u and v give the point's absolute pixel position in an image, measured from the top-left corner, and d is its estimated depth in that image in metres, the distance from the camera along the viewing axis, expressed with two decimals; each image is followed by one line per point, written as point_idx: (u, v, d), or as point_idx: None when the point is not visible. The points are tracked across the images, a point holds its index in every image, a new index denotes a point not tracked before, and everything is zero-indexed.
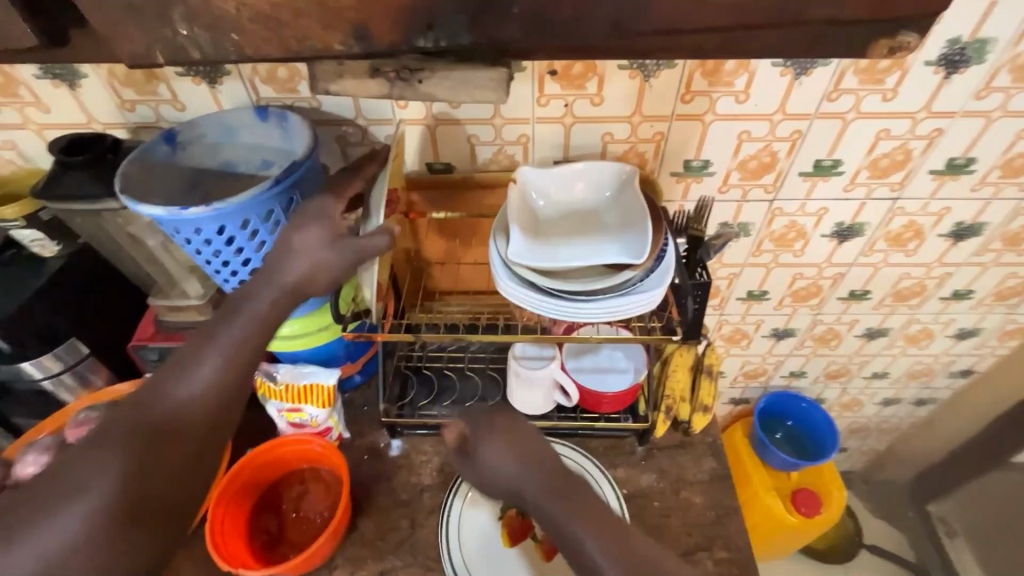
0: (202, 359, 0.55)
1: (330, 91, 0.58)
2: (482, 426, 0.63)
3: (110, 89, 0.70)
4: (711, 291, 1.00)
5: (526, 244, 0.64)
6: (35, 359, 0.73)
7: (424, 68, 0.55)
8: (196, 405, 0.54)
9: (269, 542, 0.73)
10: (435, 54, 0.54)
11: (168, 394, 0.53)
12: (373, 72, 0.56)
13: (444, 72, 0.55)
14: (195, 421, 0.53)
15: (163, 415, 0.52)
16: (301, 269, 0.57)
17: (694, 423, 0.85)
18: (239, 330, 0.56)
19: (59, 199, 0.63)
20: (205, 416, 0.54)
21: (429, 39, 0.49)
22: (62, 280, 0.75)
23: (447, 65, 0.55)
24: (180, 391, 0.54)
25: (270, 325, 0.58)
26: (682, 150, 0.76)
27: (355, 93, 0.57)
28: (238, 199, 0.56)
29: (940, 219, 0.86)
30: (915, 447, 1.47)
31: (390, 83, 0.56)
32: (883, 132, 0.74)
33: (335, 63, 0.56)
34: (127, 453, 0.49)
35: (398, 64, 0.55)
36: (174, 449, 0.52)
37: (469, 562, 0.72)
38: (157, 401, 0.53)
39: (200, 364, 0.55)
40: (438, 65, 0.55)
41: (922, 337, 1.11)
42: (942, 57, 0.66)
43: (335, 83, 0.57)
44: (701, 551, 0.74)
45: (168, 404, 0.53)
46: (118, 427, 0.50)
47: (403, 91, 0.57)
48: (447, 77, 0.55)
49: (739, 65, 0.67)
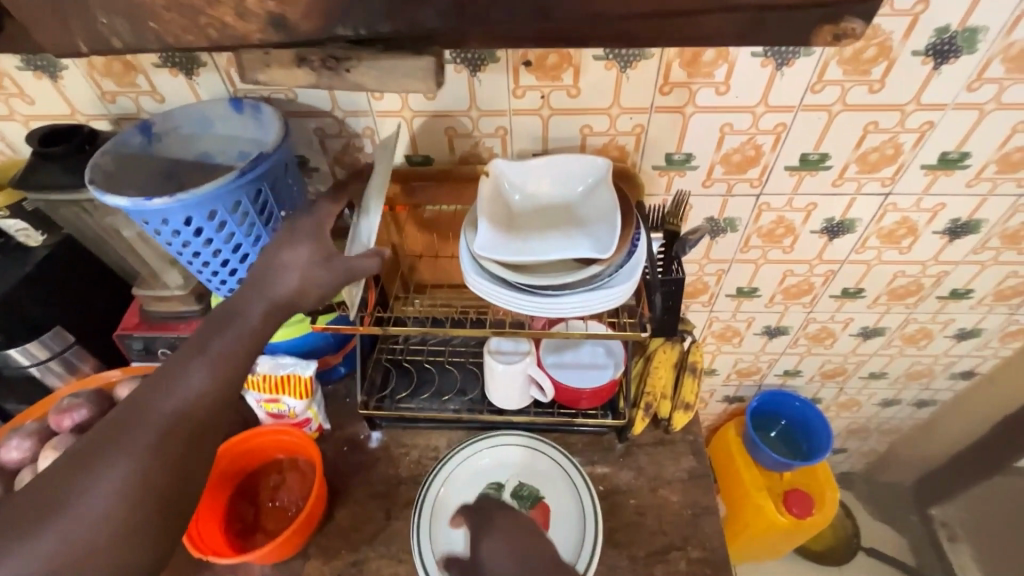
0: (191, 366, 0.53)
1: (258, 81, 0.57)
2: (482, 523, 0.74)
3: (90, 81, 0.71)
4: (699, 288, 0.99)
5: (497, 238, 0.63)
6: (20, 346, 0.75)
7: (350, 58, 0.54)
8: (187, 415, 0.52)
9: (244, 529, 0.74)
10: (361, 43, 0.54)
11: (159, 403, 0.52)
12: (299, 61, 0.56)
13: (372, 61, 0.55)
14: (185, 431, 0.52)
15: (154, 425, 0.51)
16: (284, 281, 0.57)
17: (673, 421, 0.83)
18: (229, 338, 0.55)
19: (36, 189, 0.65)
20: (196, 425, 0.52)
21: (347, 27, 0.48)
22: (47, 269, 0.76)
23: (374, 54, 0.54)
24: (175, 401, 0.52)
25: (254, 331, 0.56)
26: (663, 143, 0.75)
27: (285, 83, 0.57)
28: (202, 190, 0.57)
29: (935, 215, 0.83)
30: (916, 449, 1.44)
31: (317, 73, 0.56)
32: (871, 125, 0.71)
33: (261, 52, 0.56)
34: (116, 466, 0.48)
35: (323, 53, 0.55)
36: (169, 463, 0.50)
37: (439, 552, 0.72)
38: (148, 410, 0.51)
39: (190, 373, 0.53)
40: (365, 54, 0.54)
41: (921, 337, 1.08)
42: (930, 47, 0.63)
43: (263, 73, 0.57)
44: (676, 550, 0.74)
45: (159, 414, 0.51)
46: (106, 439, 0.49)
47: (332, 79, 0.56)
48: (375, 66, 0.55)
49: (718, 55, 0.65)
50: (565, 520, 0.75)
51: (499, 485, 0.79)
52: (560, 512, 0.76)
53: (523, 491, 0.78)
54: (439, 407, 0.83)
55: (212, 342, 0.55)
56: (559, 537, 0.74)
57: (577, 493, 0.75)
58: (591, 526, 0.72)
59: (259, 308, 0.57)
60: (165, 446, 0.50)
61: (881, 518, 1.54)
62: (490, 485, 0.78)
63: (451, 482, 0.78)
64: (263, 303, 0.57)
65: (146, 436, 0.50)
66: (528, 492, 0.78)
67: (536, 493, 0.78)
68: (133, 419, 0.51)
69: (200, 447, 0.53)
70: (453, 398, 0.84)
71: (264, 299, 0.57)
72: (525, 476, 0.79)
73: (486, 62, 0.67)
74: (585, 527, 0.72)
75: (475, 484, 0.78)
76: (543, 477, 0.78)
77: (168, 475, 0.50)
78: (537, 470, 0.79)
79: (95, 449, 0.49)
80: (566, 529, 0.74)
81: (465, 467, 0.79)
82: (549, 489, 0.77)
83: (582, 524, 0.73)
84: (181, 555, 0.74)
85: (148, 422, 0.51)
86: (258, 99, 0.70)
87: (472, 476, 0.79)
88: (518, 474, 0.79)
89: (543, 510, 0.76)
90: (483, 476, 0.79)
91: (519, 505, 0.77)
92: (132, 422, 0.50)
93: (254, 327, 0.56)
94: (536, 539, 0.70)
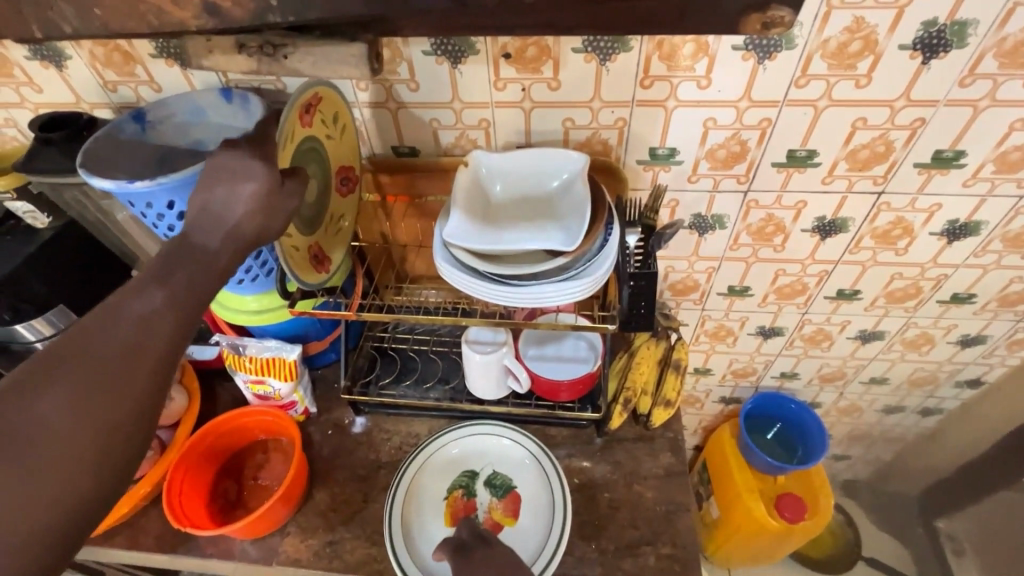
0: (147, 295, 0.50)
1: (204, 66, 0.61)
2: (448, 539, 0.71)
3: (92, 70, 0.74)
4: (690, 285, 0.98)
5: (469, 228, 0.64)
6: (26, 322, 0.79)
7: (287, 44, 0.57)
8: (139, 348, 0.49)
9: (226, 505, 0.77)
10: (297, 30, 0.57)
11: (108, 335, 0.48)
12: (240, 47, 0.59)
13: (307, 48, 0.57)
14: (136, 366, 0.48)
15: (105, 349, 0.47)
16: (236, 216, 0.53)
17: (653, 417, 0.84)
18: (189, 273, 0.52)
19: (36, 172, 0.69)
20: (147, 361, 0.49)
21: (277, 13, 0.49)
22: (51, 250, 0.80)
23: (310, 40, 0.57)
24: (124, 324, 0.49)
25: (211, 262, 0.53)
26: (646, 137, 0.74)
27: (225, 68, 0.60)
28: (181, 174, 0.59)
29: (931, 216, 0.81)
30: (923, 459, 1.40)
31: (255, 58, 0.59)
32: (860, 121, 0.70)
33: (204, 39, 0.60)
34: (61, 391, 0.45)
35: (261, 39, 0.58)
36: (118, 387, 0.47)
37: (409, 533, 0.74)
38: (96, 341, 0.47)
39: (144, 304, 0.50)
40: (300, 41, 0.57)
41: (923, 343, 1.05)
42: (918, 41, 0.62)
43: (206, 58, 0.60)
44: (646, 545, 0.74)
45: (114, 340, 0.48)
46: (47, 368, 0.45)
47: (271, 66, 0.59)
48: (310, 53, 0.57)
49: (698, 48, 0.65)
50: (536, 511, 0.76)
51: (472, 474, 0.80)
52: (532, 502, 0.77)
53: (497, 480, 0.79)
54: (420, 395, 0.85)
55: (174, 275, 0.51)
56: (529, 526, 0.75)
57: (549, 484, 0.76)
58: (560, 516, 0.73)
59: (219, 244, 0.54)
60: (113, 380, 0.47)
61: (885, 528, 1.50)
62: (465, 473, 0.80)
63: (426, 469, 0.79)
64: (224, 234, 0.54)
65: (92, 367, 0.46)
66: (502, 480, 0.79)
67: (509, 483, 0.79)
68: (79, 348, 0.47)
69: (151, 386, 0.49)
70: (435, 386, 0.86)
71: (220, 234, 0.54)
72: (500, 466, 0.80)
73: (466, 54, 0.67)
74: (554, 517, 0.73)
75: (450, 472, 0.80)
76: (517, 467, 0.80)
77: (115, 409, 0.47)
78: (511, 461, 0.80)
79: (34, 378, 0.45)
80: (536, 519, 0.75)
81: (439, 456, 0.80)
82: (521, 480, 0.79)
83: (552, 515, 0.74)
84: (167, 528, 0.77)
85: (98, 349, 0.47)
86: (248, 89, 0.72)
87: (445, 465, 0.80)
88: (493, 463, 0.80)
89: (515, 499, 0.78)
90: (455, 467, 0.80)
91: (492, 493, 0.78)
92: (78, 352, 0.47)
93: (220, 265, 0.54)
94: (514, 565, 0.65)
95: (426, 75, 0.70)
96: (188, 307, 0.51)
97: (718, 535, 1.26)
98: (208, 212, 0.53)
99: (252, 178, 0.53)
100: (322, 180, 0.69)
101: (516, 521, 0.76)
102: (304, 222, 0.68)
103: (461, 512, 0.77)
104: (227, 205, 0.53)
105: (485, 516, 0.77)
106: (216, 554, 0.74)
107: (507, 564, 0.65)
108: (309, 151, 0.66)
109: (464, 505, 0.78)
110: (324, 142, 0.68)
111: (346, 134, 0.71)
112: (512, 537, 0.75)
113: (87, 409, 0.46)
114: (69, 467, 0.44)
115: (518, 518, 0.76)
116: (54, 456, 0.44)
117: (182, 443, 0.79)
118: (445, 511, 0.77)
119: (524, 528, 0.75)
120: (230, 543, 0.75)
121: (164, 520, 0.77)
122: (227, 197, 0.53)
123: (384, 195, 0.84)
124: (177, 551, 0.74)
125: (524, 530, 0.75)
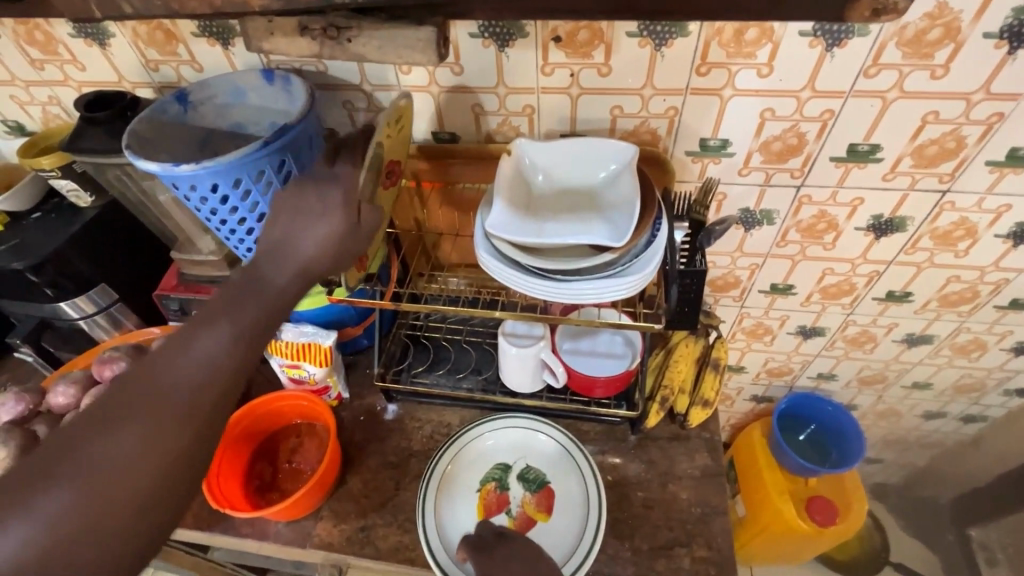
0: (214, 333, 0.54)
1: (263, 49, 0.60)
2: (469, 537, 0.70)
3: (135, 49, 0.73)
4: (730, 282, 0.94)
5: (511, 217, 0.62)
6: (70, 300, 0.81)
7: (351, 26, 0.56)
8: (210, 379, 0.53)
9: (262, 487, 0.78)
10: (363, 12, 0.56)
11: (180, 368, 0.52)
12: (302, 29, 0.58)
13: (371, 31, 0.56)
14: (204, 398, 0.52)
15: (174, 387, 0.51)
16: (307, 250, 0.57)
17: (690, 417, 0.82)
18: (254, 309, 0.56)
19: (79, 152, 0.69)
20: (217, 393, 0.53)
21: None
22: (94, 228, 0.81)
23: (374, 23, 0.56)
24: (192, 363, 0.52)
25: (279, 303, 0.57)
26: (696, 129, 0.71)
27: (287, 51, 0.59)
28: (227, 158, 0.58)
29: (998, 218, 0.76)
30: (960, 467, 1.35)
31: (317, 41, 0.58)
32: (930, 115, 0.65)
33: (265, 20, 0.59)
34: (133, 426, 0.49)
35: (325, 22, 0.57)
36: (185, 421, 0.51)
37: (440, 523, 0.74)
38: (170, 376, 0.52)
39: (213, 338, 0.54)
40: (365, 24, 0.56)
41: (973, 349, 1.00)
42: (1006, 29, 0.58)
43: (267, 41, 0.59)
44: (680, 547, 0.73)
45: (183, 377, 0.52)
46: (123, 402, 0.50)
47: (334, 50, 0.58)
48: (375, 36, 0.57)
49: (761, 34, 0.61)
50: (570, 507, 0.75)
51: (505, 466, 0.79)
52: (565, 499, 0.76)
53: (529, 475, 0.79)
54: (453, 384, 0.84)
55: (241, 312, 0.56)
56: (562, 523, 0.74)
57: (583, 484, 0.75)
58: (594, 518, 0.71)
59: (287, 282, 0.57)
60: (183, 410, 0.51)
61: (914, 534, 1.47)
62: (497, 466, 0.79)
63: (459, 459, 0.79)
64: (292, 270, 0.57)
65: (169, 398, 0.51)
66: (535, 475, 0.78)
67: (542, 478, 0.78)
68: (156, 381, 0.51)
69: (216, 416, 0.53)
70: (468, 376, 0.85)
71: (290, 273, 0.57)
72: (533, 460, 0.79)
73: (515, 37, 0.65)
74: (589, 515, 0.72)
75: (484, 464, 0.79)
76: (551, 462, 0.79)
77: (183, 437, 0.50)
78: (544, 456, 0.79)
79: (114, 409, 0.49)
80: (569, 517, 0.75)
81: (473, 447, 0.80)
82: (554, 476, 0.78)
83: (585, 515, 0.73)
84: (205, 506, 0.78)
85: (169, 385, 0.51)
86: (290, 70, 0.71)
87: (477, 457, 0.80)
88: (526, 457, 0.80)
89: (549, 494, 0.77)
90: (489, 458, 0.80)
91: (525, 487, 0.78)
92: (153, 386, 0.51)
93: (283, 303, 0.58)
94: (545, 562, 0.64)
95: (472, 58, 0.68)
96: (251, 342, 0.55)
97: (742, 534, 1.24)
98: (284, 250, 0.57)
99: (327, 224, 0.57)
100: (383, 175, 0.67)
101: (549, 517, 0.75)
102: None
103: (493, 504, 0.77)
104: (302, 244, 0.57)
105: (518, 511, 0.76)
106: (251, 534, 0.76)
107: (534, 560, 0.64)
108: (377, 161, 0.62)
109: (496, 498, 0.77)
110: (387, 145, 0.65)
111: (403, 133, 0.68)
112: (545, 532, 0.74)
113: (160, 438, 0.50)
114: (140, 493, 0.48)
115: (551, 514, 0.75)
116: (125, 485, 0.48)
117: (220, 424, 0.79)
118: (478, 503, 0.77)
119: (557, 525, 0.74)
120: (265, 524, 0.76)
121: (202, 498, 0.79)
122: (304, 238, 0.57)
123: (420, 182, 0.82)
124: (214, 530, 0.76)
125: (553, 529, 0.74)
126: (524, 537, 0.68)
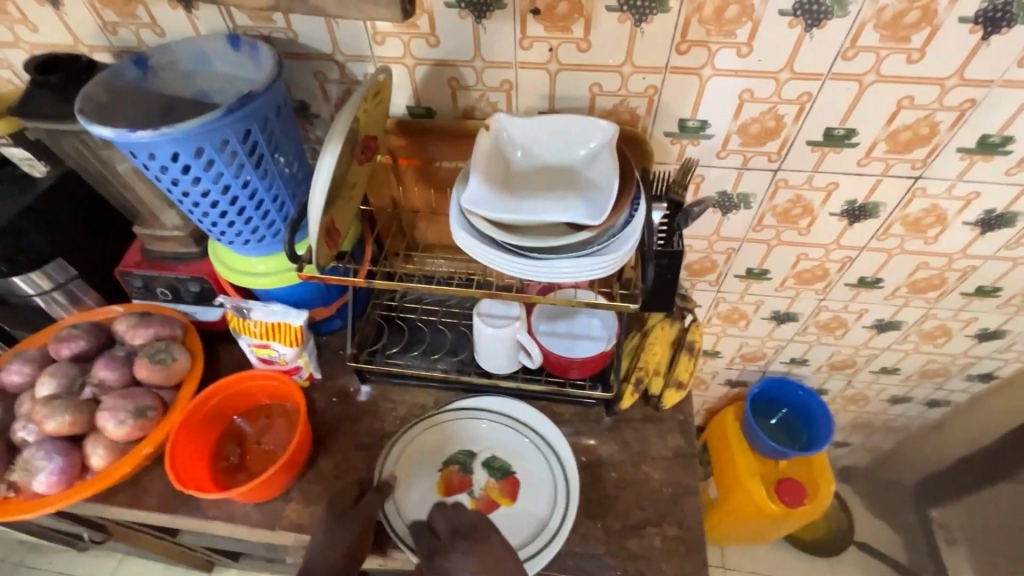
0: None
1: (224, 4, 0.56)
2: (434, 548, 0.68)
3: (91, 10, 0.69)
4: (707, 266, 0.95)
5: (486, 192, 0.60)
6: (24, 276, 0.77)
7: None
8: None
9: (229, 468, 0.76)
10: None
11: None
12: None
13: None
14: None
15: None
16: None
17: (664, 398, 0.82)
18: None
19: (30, 117, 0.65)
20: None
21: None
22: (49, 200, 0.77)
23: None
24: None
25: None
26: (676, 109, 0.71)
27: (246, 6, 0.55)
28: (189, 125, 0.56)
29: (967, 205, 0.77)
30: (924, 450, 1.40)
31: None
32: (906, 99, 0.66)
33: None
34: None
35: None
36: None
37: (400, 505, 0.74)
38: None
39: None
40: None
41: (939, 335, 1.03)
42: (981, 14, 0.58)
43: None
44: (652, 527, 0.74)
45: None
46: None
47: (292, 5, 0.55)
48: None
49: (742, 12, 0.60)
50: (535, 491, 0.75)
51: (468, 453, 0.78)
52: (531, 484, 0.76)
53: (496, 462, 0.78)
54: (428, 365, 0.83)
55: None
56: (529, 506, 0.74)
57: (550, 470, 0.76)
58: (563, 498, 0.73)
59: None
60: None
61: (879, 515, 1.52)
62: (461, 451, 0.78)
63: (420, 445, 0.79)
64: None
65: None
66: (500, 463, 0.77)
67: (507, 467, 0.77)
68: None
69: None
70: (444, 358, 0.84)
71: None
72: (498, 448, 0.79)
73: (492, 8, 0.63)
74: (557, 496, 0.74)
75: (446, 449, 0.79)
76: (517, 451, 0.78)
77: None
78: (510, 444, 0.79)
79: None
80: (535, 501, 0.74)
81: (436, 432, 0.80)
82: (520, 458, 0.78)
83: (552, 496, 0.74)
84: (170, 487, 0.76)
85: None
86: (256, 36, 0.68)
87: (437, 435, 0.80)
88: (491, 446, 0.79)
89: (514, 481, 0.76)
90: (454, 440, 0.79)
91: (490, 473, 0.77)
92: None
93: None
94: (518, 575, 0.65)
95: (448, 30, 0.66)
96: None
97: (714, 516, 1.27)
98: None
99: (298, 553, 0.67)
100: (359, 147, 0.64)
101: (514, 502, 0.74)
102: (334, 197, 0.63)
103: (455, 485, 0.76)
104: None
105: (481, 493, 0.75)
106: (219, 516, 0.74)
107: (497, 559, 0.65)
108: (354, 133, 0.60)
109: (458, 479, 0.76)
110: (363, 119, 0.63)
111: (380, 105, 0.66)
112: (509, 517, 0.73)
113: None
114: None
115: (515, 499, 0.75)
116: None
117: (183, 405, 0.77)
118: (439, 482, 0.76)
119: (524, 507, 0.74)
120: (233, 506, 0.75)
121: (167, 480, 0.77)
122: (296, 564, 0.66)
123: (395, 158, 0.80)
124: (180, 512, 0.74)
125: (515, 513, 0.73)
126: (486, 527, 0.68)
